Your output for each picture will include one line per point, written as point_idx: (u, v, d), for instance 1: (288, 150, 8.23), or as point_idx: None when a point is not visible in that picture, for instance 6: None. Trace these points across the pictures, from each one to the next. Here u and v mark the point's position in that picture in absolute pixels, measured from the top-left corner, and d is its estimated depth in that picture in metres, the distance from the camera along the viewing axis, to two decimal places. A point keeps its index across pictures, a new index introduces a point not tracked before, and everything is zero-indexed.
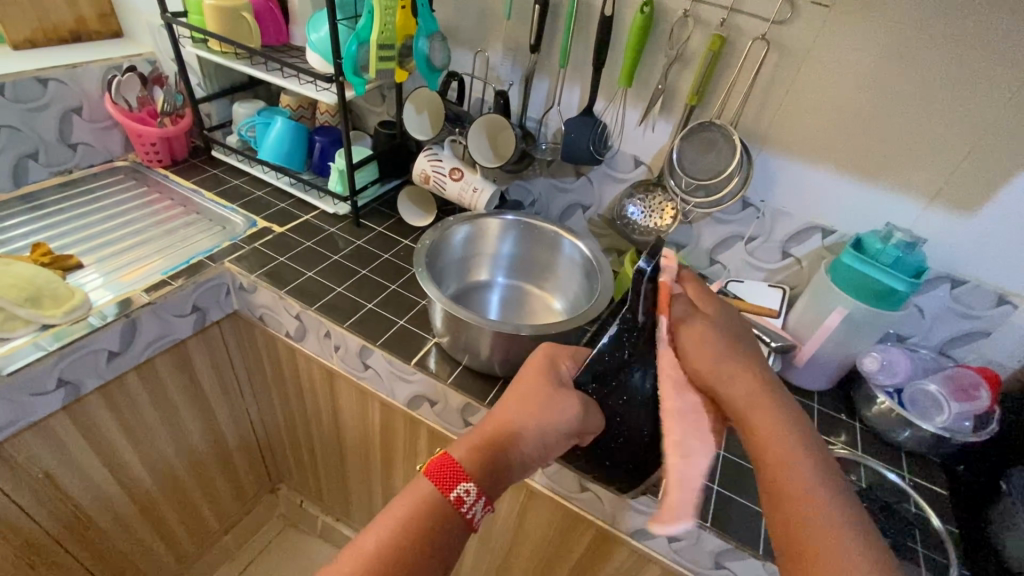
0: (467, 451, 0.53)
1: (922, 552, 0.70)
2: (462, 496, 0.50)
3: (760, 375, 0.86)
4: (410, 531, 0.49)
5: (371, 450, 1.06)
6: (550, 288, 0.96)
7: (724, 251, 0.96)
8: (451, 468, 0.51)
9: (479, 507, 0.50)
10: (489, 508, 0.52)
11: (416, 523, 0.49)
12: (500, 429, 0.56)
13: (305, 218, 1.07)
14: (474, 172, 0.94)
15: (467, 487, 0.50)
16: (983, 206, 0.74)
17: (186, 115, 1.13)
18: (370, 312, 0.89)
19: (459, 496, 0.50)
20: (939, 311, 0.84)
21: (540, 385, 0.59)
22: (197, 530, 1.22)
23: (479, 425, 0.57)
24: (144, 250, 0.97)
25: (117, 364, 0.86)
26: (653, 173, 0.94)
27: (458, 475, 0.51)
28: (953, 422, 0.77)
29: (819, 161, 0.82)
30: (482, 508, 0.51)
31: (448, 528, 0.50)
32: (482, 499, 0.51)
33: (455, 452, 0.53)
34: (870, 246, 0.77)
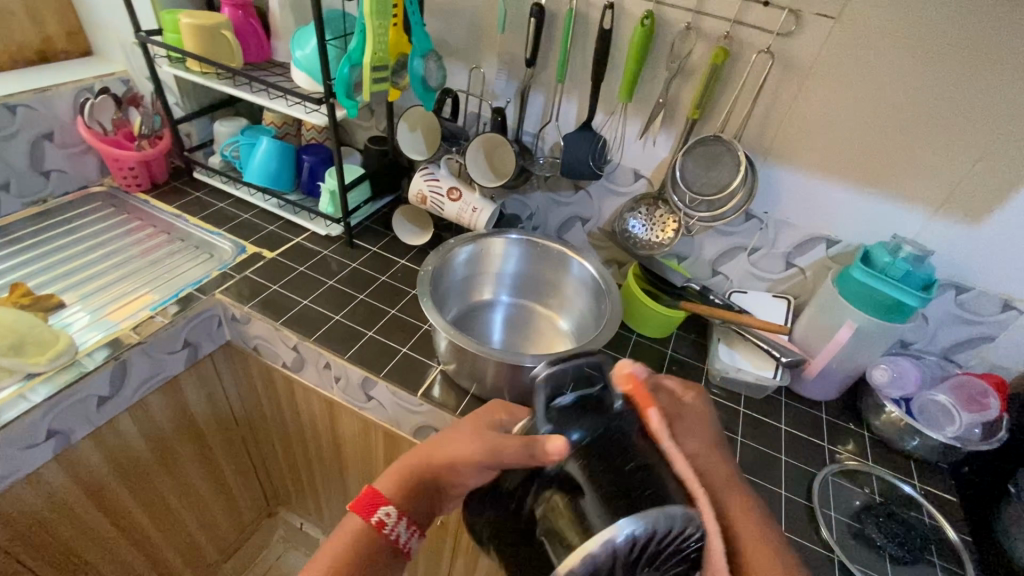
0: (390, 481, 0.56)
1: (938, 563, 0.70)
2: (382, 519, 0.53)
3: (768, 389, 0.86)
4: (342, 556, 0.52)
5: (374, 476, 1.03)
6: (554, 307, 0.94)
7: (727, 262, 0.95)
8: (371, 496, 0.55)
9: (400, 527, 0.53)
10: (413, 529, 0.55)
11: (347, 548, 0.53)
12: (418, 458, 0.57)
13: (296, 241, 1.03)
14: (472, 191, 0.92)
15: (387, 510, 0.54)
16: (990, 215, 0.74)
17: (165, 136, 1.08)
18: (371, 341, 0.87)
19: (380, 518, 0.53)
20: (943, 317, 0.84)
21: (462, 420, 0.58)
22: (196, 563, 1.19)
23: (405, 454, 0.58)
24: (127, 284, 0.93)
25: (108, 408, 0.82)
26: (653, 186, 0.93)
27: (378, 500, 0.54)
28: (963, 431, 0.78)
29: (823, 172, 0.81)
30: (406, 529, 0.54)
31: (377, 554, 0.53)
32: (403, 519, 0.54)
33: (381, 482, 0.56)
34: (880, 259, 0.77)
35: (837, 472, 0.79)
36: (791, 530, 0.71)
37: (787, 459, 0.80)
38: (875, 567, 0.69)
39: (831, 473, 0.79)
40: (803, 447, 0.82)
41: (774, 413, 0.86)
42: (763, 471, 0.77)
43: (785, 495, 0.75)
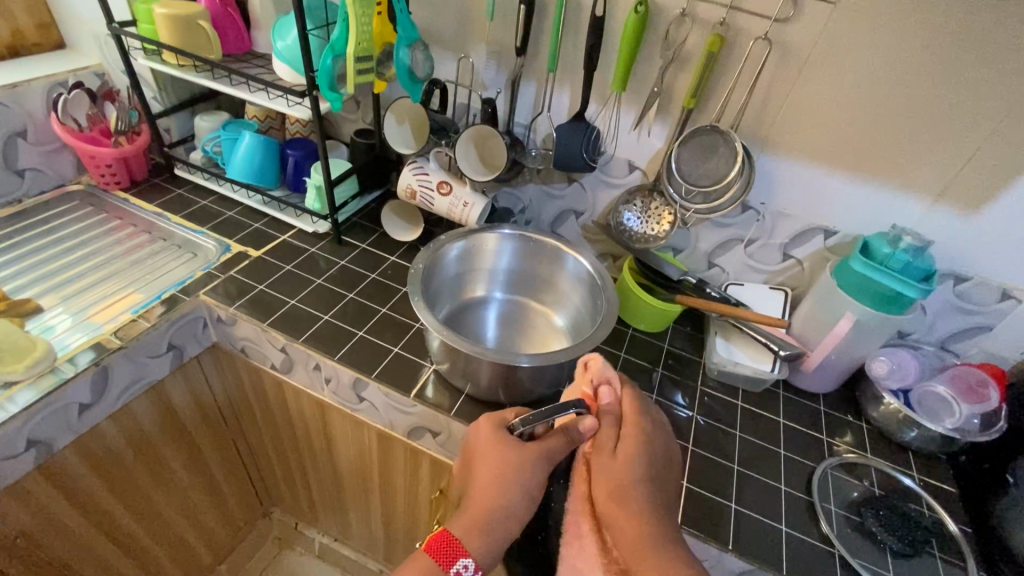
0: (464, 527, 0.56)
1: (939, 556, 0.70)
2: (460, 572, 0.53)
3: (766, 382, 0.85)
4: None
5: (368, 476, 1.01)
6: (549, 302, 0.93)
7: (723, 254, 0.94)
8: (449, 544, 0.54)
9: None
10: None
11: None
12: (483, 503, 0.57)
13: (283, 239, 1.00)
14: (463, 184, 0.89)
15: (465, 563, 0.53)
16: (991, 203, 0.73)
17: (143, 131, 1.04)
18: (362, 341, 0.84)
19: (457, 570, 0.53)
20: (941, 307, 0.83)
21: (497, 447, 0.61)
22: (189, 567, 1.17)
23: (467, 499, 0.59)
24: (108, 286, 0.90)
25: (91, 415, 0.79)
26: (648, 177, 0.91)
27: (456, 551, 0.54)
28: (963, 422, 0.77)
29: (821, 162, 0.80)
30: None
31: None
32: (478, 573, 0.54)
33: (452, 529, 0.56)
34: (879, 251, 0.76)
35: (837, 466, 0.79)
36: (791, 526, 0.70)
37: (786, 453, 0.79)
38: (876, 562, 0.68)
39: (830, 467, 0.78)
40: (801, 440, 0.81)
41: (772, 407, 0.85)
42: (763, 466, 0.77)
43: (784, 490, 0.74)
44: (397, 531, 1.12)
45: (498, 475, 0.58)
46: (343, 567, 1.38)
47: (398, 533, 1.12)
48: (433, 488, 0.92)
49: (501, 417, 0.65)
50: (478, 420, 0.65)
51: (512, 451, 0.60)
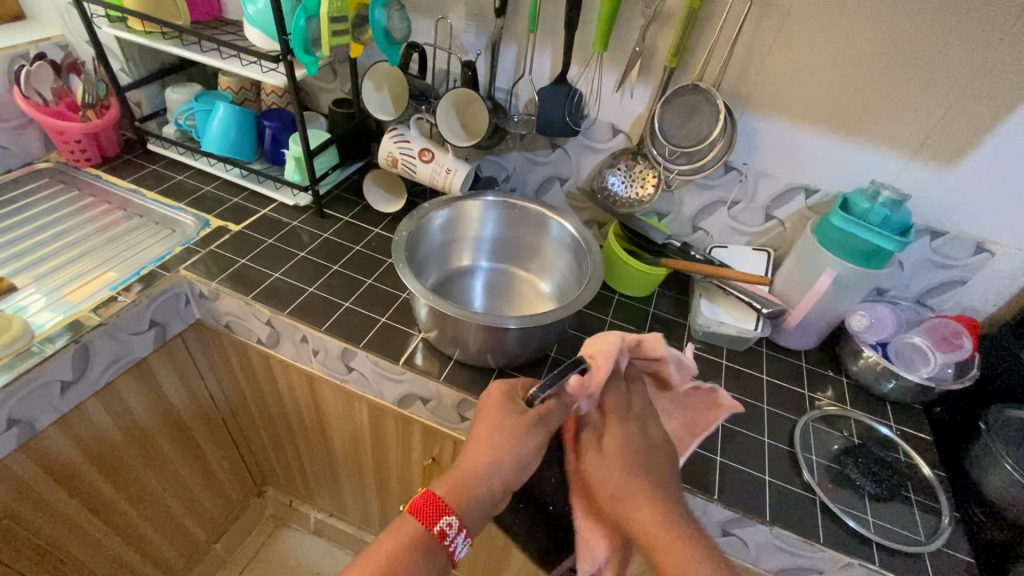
0: (448, 486, 0.56)
1: (914, 498, 0.73)
2: (445, 529, 0.54)
3: (750, 341, 0.87)
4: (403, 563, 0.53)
5: (360, 448, 1.02)
6: (535, 270, 0.93)
7: (707, 217, 0.94)
8: (433, 504, 0.55)
9: (460, 539, 0.54)
10: (468, 537, 0.56)
11: (405, 553, 0.54)
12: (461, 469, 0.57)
13: (263, 213, 0.99)
14: (445, 151, 0.88)
15: (449, 521, 0.54)
16: (966, 156, 0.74)
17: (112, 104, 1.01)
18: (348, 312, 0.84)
19: (443, 529, 0.54)
20: (918, 262, 0.85)
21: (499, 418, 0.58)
22: (184, 546, 1.17)
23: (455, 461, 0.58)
24: (84, 264, 0.88)
25: (74, 393, 0.78)
26: (632, 141, 0.90)
27: (441, 509, 0.55)
28: (937, 371, 0.80)
29: (802, 120, 0.80)
30: (462, 538, 0.55)
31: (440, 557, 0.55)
32: (463, 531, 0.55)
33: (438, 488, 0.56)
34: (858, 206, 0.77)
35: (818, 418, 0.81)
36: (774, 475, 0.72)
37: (769, 408, 0.81)
38: (854, 506, 0.71)
39: (811, 420, 0.80)
40: (783, 395, 0.83)
41: (755, 364, 0.87)
42: (747, 420, 0.78)
43: (768, 443, 0.76)
44: (391, 502, 1.13)
45: (495, 442, 0.57)
46: (340, 541, 1.40)
47: (392, 504, 1.14)
48: (425, 456, 0.93)
49: (512, 387, 0.61)
50: (495, 385, 0.61)
51: (515, 419, 0.58)
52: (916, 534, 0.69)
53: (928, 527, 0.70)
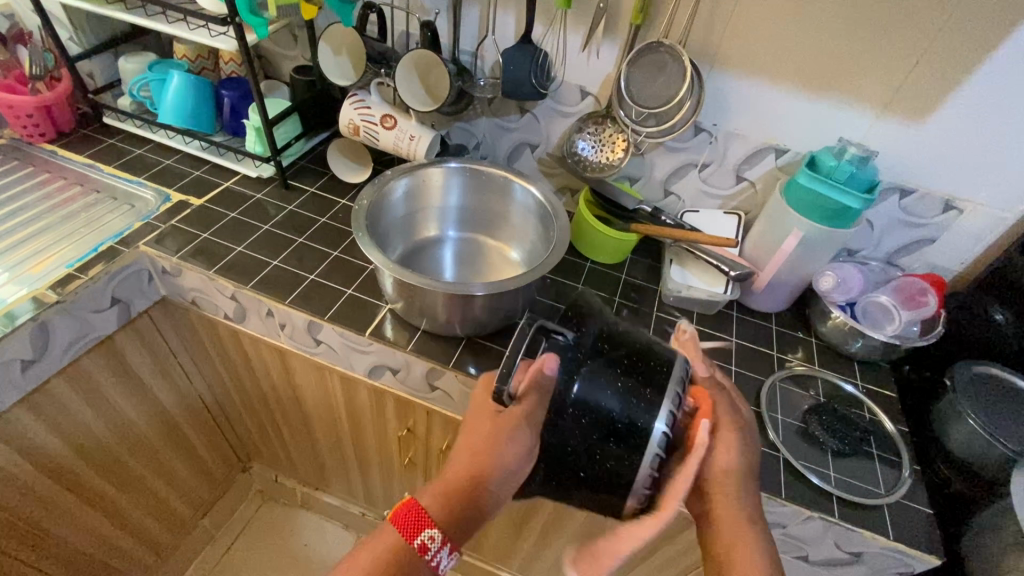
0: (437, 499, 0.53)
1: (876, 454, 0.74)
2: (426, 544, 0.51)
3: (721, 304, 0.87)
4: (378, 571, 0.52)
5: (338, 420, 1.02)
6: (505, 238, 0.92)
7: (678, 181, 0.93)
8: (414, 514, 0.52)
9: (442, 555, 0.51)
10: (452, 551, 0.52)
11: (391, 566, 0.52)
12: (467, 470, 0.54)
13: (226, 186, 0.96)
14: (408, 118, 0.86)
15: (431, 535, 0.51)
16: (935, 110, 0.74)
17: (63, 77, 0.98)
18: (314, 285, 0.83)
19: (423, 542, 0.51)
20: (887, 222, 0.84)
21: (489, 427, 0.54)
22: (171, 523, 1.18)
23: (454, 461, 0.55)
24: (41, 242, 0.85)
25: (37, 373, 0.76)
26: (601, 103, 0.88)
27: (420, 521, 0.52)
28: (903, 329, 0.80)
29: (773, 77, 0.78)
30: (447, 554, 0.52)
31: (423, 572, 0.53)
32: (446, 546, 0.51)
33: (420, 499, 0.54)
34: (825, 163, 0.76)
35: (786, 378, 0.81)
36: None
37: (737, 369, 0.81)
38: (818, 462, 0.72)
39: (779, 380, 0.80)
40: (753, 357, 0.83)
41: (725, 327, 0.87)
42: None
43: None
44: (373, 472, 1.14)
45: (490, 441, 0.53)
46: (327, 513, 1.41)
47: (374, 474, 1.14)
48: (401, 427, 0.94)
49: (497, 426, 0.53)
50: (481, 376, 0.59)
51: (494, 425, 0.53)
52: (877, 487, 0.70)
53: (888, 480, 0.71)
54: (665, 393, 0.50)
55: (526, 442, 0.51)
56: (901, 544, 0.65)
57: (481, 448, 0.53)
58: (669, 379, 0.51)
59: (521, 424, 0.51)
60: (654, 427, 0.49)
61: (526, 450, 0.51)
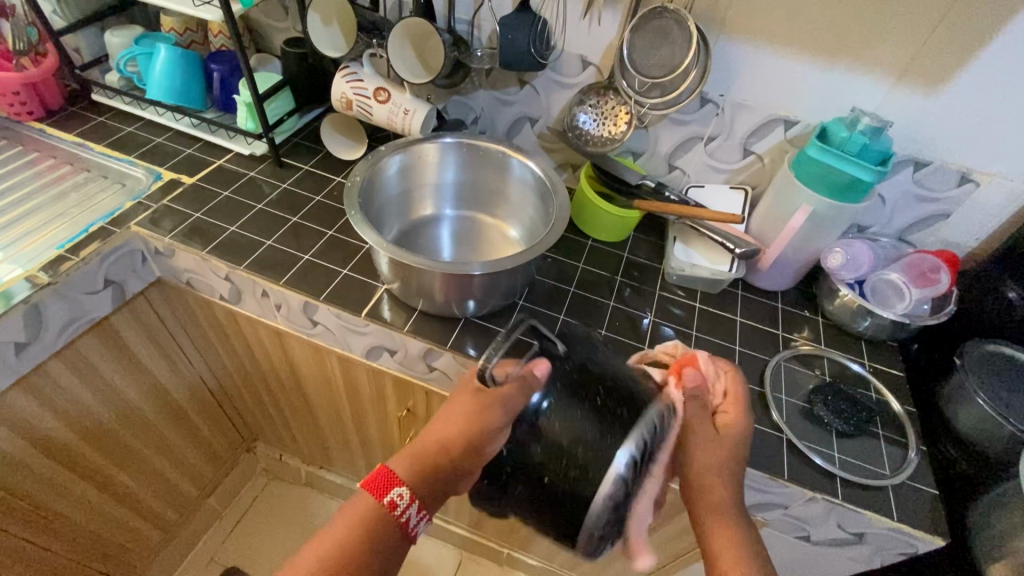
0: (407, 463, 0.58)
1: (882, 434, 0.73)
2: (396, 500, 0.56)
3: (725, 283, 0.85)
4: (356, 540, 0.54)
5: (337, 400, 1.01)
6: (503, 216, 0.89)
7: (683, 155, 0.89)
8: (385, 476, 0.56)
9: (411, 511, 0.55)
10: (423, 512, 0.57)
11: (362, 532, 0.55)
12: (437, 441, 0.57)
13: (218, 164, 0.94)
14: (403, 91, 0.83)
15: (401, 492, 0.56)
16: (954, 76, 0.70)
17: (48, 52, 0.95)
18: (309, 265, 0.81)
19: (394, 499, 0.55)
20: (900, 197, 0.81)
21: (467, 403, 0.56)
22: (177, 501, 1.19)
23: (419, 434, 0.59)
24: (32, 223, 0.84)
25: (32, 355, 0.75)
26: (603, 74, 0.85)
27: (392, 481, 0.56)
28: (913, 307, 0.78)
29: (783, 43, 0.75)
30: (416, 512, 0.56)
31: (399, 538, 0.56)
32: (415, 503, 0.56)
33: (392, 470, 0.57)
34: (836, 135, 0.73)
35: (791, 357, 0.79)
36: None
37: (741, 349, 0.79)
38: (822, 443, 0.71)
39: (784, 359, 0.79)
40: (758, 336, 0.82)
41: (730, 306, 0.85)
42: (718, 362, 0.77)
43: None
44: (375, 452, 1.14)
45: (458, 414, 0.56)
46: (331, 491, 1.42)
47: (377, 454, 1.15)
48: (401, 407, 0.93)
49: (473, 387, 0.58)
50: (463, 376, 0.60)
51: (473, 399, 0.56)
52: (882, 467, 0.69)
53: (894, 460, 0.70)
54: (631, 431, 0.48)
55: (494, 421, 0.53)
56: (905, 525, 0.64)
57: (449, 424, 0.57)
58: (643, 416, 0.49)
59: (493, 401, 0.53)
60: (614, 461, 0.47)
61: (495, 430, 0.53)
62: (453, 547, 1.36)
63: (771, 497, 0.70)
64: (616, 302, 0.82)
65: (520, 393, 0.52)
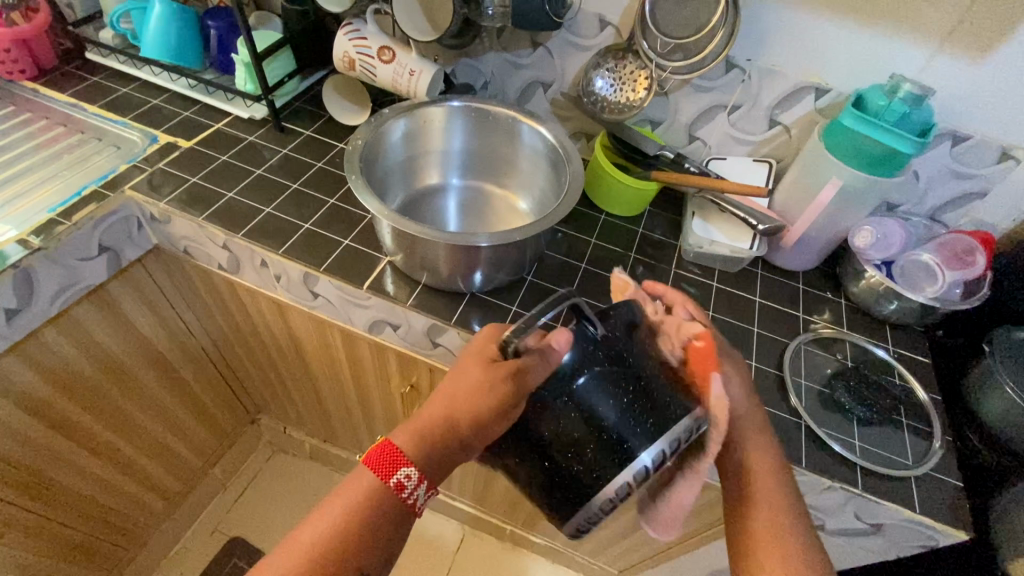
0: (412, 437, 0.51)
1: (906, 423, 0.69)
2: (403, 479, 0.50)
3: (745, 261, 0.81)
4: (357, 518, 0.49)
5: (340, 374, 0.99)
6: (511, 187, 0.85)
7: (704, 125, 0.84)
8: (391, 453, 0.51)
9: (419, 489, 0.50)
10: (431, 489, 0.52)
11: (363, 509, 0.50)
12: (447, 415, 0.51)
13: (217, 127, 0.90)
14: (409, 50, 0.79)
15: (408, 471, 0.50)
16: (1005, 41, 0.64)
17: (41, 6, 0.91)
18: (309, 234, 0.78)
19: (401, 479, 0.50)
20: (936, 173, 0.76)
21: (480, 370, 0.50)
22: (179, 471, 1.19)
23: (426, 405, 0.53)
24: (23, 186, 0.81)
25: (24, 322, 0.73)
26: (622, 36, 0.80)
27: (399, 458, 0.50)
28: (944, 291, 0.73)
29: (818, 3, 0.69)
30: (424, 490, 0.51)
31: (390, 508, 0.51)
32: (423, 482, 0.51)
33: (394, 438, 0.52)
34: (874, 104, 0.68)
35: (811, 341, 0.76)
36: (759, 400, 0.69)
37: (759, 331, 0.76)
38: (842, 430, 0.68)
39: (803, 343, 0.75)
40: (776, 318, 0.78)
41: (749, 286, 0.81)
42: (735, 343, 0.74)
43: (754, 366, 0.72)
44: (377, 427, 1.13)
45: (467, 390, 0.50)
46: (335, 465, 1.42)
47: (379, 429, 1.13)
48: (405, 383, 0.90)
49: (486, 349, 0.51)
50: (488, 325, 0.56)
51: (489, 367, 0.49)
52: (904, 457, 0.66)
53: (917, 451, 0.67)
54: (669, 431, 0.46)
55: (496, 397, 0.47)
56: (926, 518, 0.62)
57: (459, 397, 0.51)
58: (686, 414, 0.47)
59: (501, 378, 0.47)
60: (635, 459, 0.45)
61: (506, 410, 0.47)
62: (456, 523, 1.36)
63: None
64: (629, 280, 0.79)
65: (541, 370, 0.46)
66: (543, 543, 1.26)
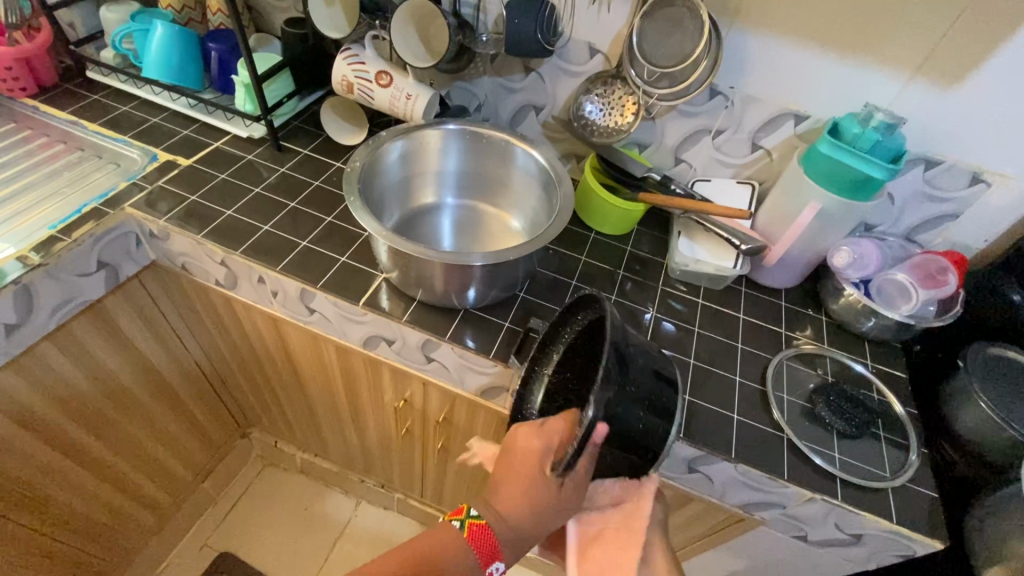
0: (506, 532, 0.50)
1: (883, 435, 0.72)
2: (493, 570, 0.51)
3: (730, 279, 0.84)
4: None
5: (333, 388, 1.00)
6: (505, 206, 0.88)
7: (690, 148, 0.88)
8: (492, 548, 0.50)
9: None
10: None
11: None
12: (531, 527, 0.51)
13: (216, 146, 0.92)
14: (405, 75, 0.81)
15: (499, 567, 0.51)
16: (972, 73, 0.68)
17: (43, 26, 0.93)
18: (307, 251, 0.80)
19: (492, 570, 0.51)
20: (910, 196, 0.80)
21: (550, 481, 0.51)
22: (170, 485, 1.18)
23: (507, 513, 0.51)
24: (23, 202, 0.82)
25: (22, 337, 0.74)
26: (611, 63, 0.83)
27: (497, 555, 0.51)
28: (919, 309, 0.76)
29: (797, 35, 0.73)
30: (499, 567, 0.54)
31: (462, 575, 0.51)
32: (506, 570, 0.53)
33: (497, 528, 0.51)
34: (848, 131, 0.72)
35: (793, 356, 0.78)
36: (743, 414, 0.71)
37: (743, 346, 0.78)
38: (823, 444, 0.70)
39: (786, 358, 0.78)
40: (760, 334, 0.81)
41: (734, 303, 0.84)
42: (720, 358, 0.76)
43: (739, 381, 0.74)
44: (369, 441, 1.13)
45: (544, 496, 0.51)
46: (326, 479, 1.42)
47: (371, 442, 1.13)
48: (398, 397, 0.92)
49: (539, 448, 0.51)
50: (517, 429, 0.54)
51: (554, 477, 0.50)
52: (882, 470, 0.68)
53: (895, 463, 0.69)
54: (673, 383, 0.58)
55: (573, 495, 0.51)
56: (905, 528, 0.64)
57: (536, 509, 0.51)
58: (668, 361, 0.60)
59: (568, 480, 0.50)
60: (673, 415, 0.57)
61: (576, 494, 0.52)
62: None
63: (770, 493, 0.69)
64: (618, 297, 0.81)
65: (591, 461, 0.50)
66: (536, 558, 1.26)
